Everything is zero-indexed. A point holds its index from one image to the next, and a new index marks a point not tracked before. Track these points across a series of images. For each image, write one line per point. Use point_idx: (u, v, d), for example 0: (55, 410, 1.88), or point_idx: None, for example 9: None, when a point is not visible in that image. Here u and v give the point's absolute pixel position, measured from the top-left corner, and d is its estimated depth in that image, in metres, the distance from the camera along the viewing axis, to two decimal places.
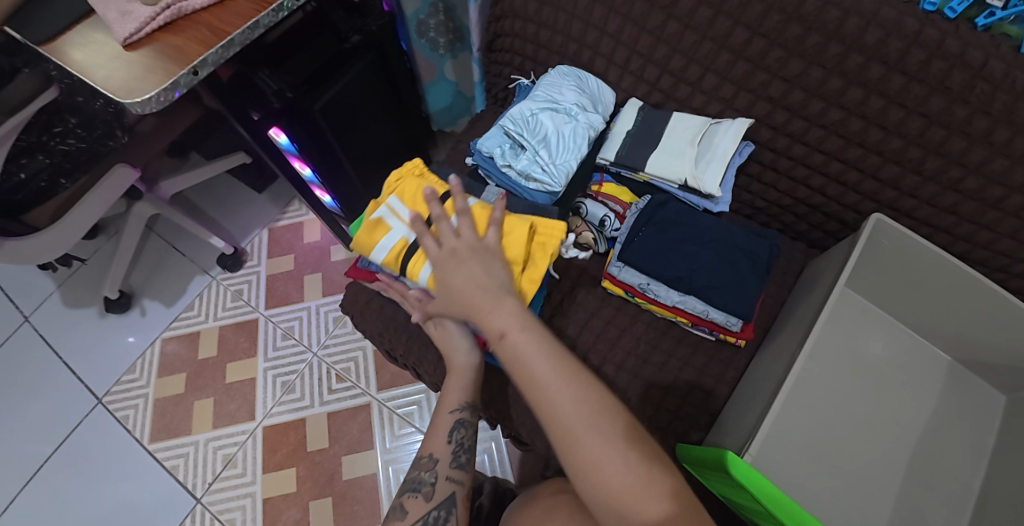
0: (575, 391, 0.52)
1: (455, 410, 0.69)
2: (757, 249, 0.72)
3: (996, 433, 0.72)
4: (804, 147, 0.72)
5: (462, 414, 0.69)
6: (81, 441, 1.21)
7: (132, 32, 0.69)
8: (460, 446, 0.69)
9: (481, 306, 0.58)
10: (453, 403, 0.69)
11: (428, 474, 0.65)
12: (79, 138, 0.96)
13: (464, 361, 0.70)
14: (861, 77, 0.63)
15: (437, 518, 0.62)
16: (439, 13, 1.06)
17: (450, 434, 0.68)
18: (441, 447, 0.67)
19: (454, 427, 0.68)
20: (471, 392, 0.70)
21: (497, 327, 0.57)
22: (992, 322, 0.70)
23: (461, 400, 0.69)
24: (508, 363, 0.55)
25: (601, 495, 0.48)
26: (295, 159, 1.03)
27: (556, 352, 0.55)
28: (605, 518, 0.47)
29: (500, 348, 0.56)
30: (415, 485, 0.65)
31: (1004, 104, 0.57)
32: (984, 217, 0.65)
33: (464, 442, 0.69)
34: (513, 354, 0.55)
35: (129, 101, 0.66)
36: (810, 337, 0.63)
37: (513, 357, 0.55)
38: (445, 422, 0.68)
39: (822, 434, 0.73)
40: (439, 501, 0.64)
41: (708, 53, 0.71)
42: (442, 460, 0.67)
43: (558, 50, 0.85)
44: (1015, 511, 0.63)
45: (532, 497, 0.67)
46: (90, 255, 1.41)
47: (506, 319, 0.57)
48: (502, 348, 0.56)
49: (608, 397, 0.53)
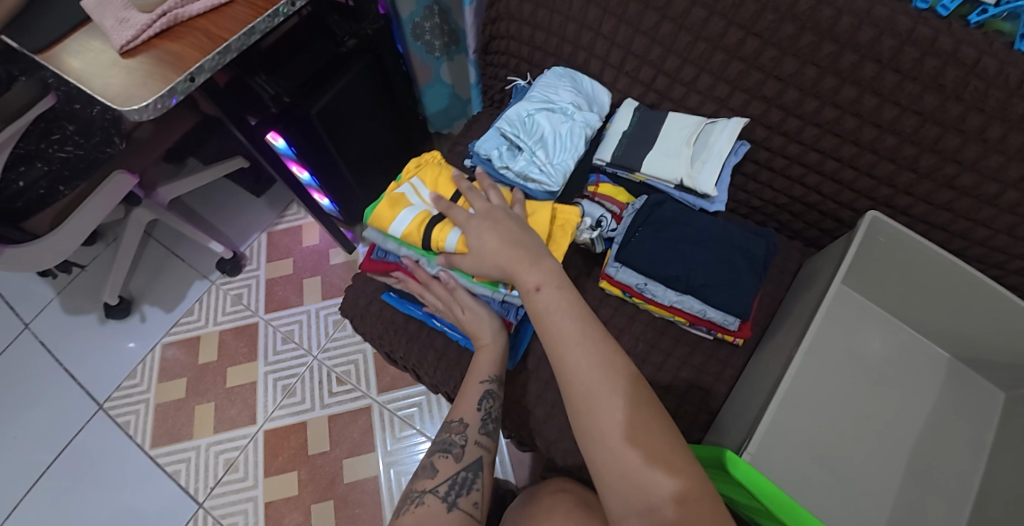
0: (599, 358, 0.55)
1: (484, 381, 0.69)
2: (754, 247, 0.73)
3: (995, 431, 0.72)
4: (799, 146, 0.72)
5: (491, 386, 0.69)
6: (83, 448, 1.21)
7: (129, 39, 0.70)
8: (489, 415, 0.68)
9: (517, 262, 0.61)
10: (482, 374, 0.69)
11: (458, 437, 0.66)
12: (77, 146, 0.96)
13: (493, 337, 0.70)
14: (855, 75, 0.63)
15: (465, 480, 0.63)
16: (434, 16, 1.04)
17: (479, 403, 0.68)
18: (471, 412, 0.67)
19: (484, 396, 0.68)
20: (499, 365, 0.70)
21: (533, 280, 0.60)
22: (992, 319, 0.70)
23: (492, 371, 0.69)
24: (536, 315, 0.59)
25: (606, 452, 0.51)
26: (294, 163, 1.05)
27: (586, 317, 0.58)
28: (605, 474, 0.51)
29: (531, 300, 0.60)
30: (446, 446, 0.66)
31: (997, 101, 0.57)
32: (980, 214, 0.65)
33: (492, 412, 0.68)
34: (544, 309, 0.59)
35: (127, 109, 0.66)
36: (807, 335, 0.63)
37: (544, 312, 0.59)
38: (474, 392, 0.68)
39: (821, 433, 0.73)
40: (467, 464, 0.64)
41: (703, 53, 0.72)
42: (471, 425, 0.67)
43: (553, 52, 0.86)
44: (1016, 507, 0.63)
45: (532, 497, 0.67)
46: (89, 262, 1.41)
47: (544, 275, 0.61)
48: (532, 299, 0.60)
49: (626, 363, 0.56)
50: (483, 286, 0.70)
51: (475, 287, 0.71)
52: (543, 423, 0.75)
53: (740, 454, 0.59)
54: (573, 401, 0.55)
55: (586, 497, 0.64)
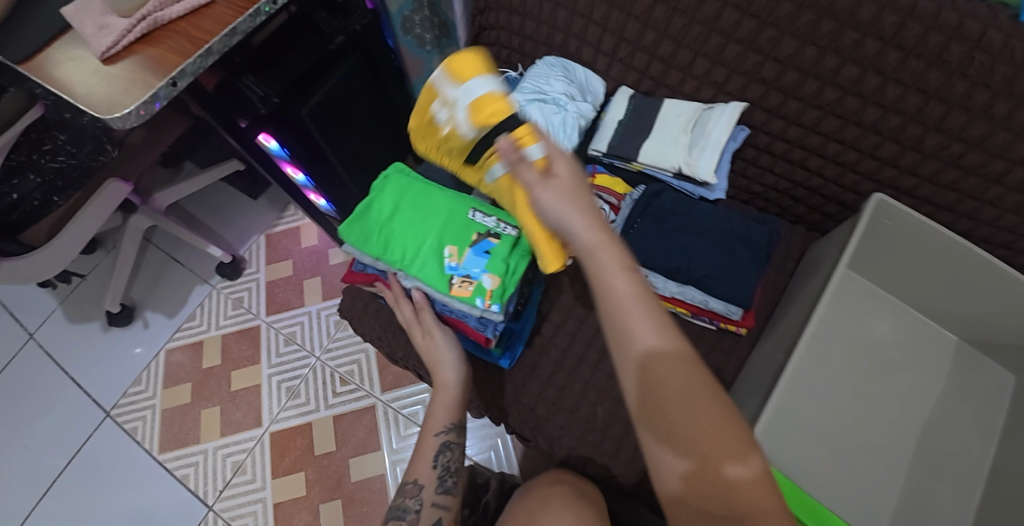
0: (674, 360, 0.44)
1: (439, 433, 0.69)
2: (756, 235, 0.71)
3: (1004, 415, 0.72)
4: (799, 129, 0.71)
5: (447, 437, 0.69)
6: (92, 455, 1.22)
7: (109, 46, 0.69)
8: (446, 470, 0.68)
9: (602, 238, 0.49)
10: (438, 426, 0.69)
11: (413, 502, 0.65)
12: (69, 155, 0.94)
13: (450, 377, 0.70)
14: (856, 53, 0.61)
15: None
16: (424, 9, 1.03)
17: (435, 459, 0.68)
18: (426, 472, 0.67)
19: (440, 450, 0.68)
20: (458, 410, 0.70)
21: (621, 261, 0.48)
22: (1006, 300, 0.68)
23: (449, 419, 0.69)
24: (609, 296, 0.46)
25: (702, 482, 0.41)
26: (286, 164, 1.00)
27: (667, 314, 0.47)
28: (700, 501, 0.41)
29: (605, 282, 0.47)
30: (400, 513, 0.65)
31: (1004, 76, 0.55)
32: (987, 193, 0.63)
33: (451, 464, 0.69)
34: (616, 290, 0.46)
35: (109, 117, 0.65)
36: (812, 320, 0.62)
37: (618, 295, 0.46)
38: (430, 446, 0.68)
39: (828, 422, 0.72)
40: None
41: (698, 37, 0.69)
42: (427, 486, 0.66)
43: (545, 41, 0.83)
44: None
45: (527, 489, 0.65)
46: (90, 270, 1.41)
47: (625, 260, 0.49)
48: (609, 281, 0.47)
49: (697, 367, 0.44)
50: (458, 301, 0.68)
51: (453, 302, 0.69)
52: (545, 420, 0.75)
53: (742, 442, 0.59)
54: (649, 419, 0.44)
55: (583, 486, 0.63)
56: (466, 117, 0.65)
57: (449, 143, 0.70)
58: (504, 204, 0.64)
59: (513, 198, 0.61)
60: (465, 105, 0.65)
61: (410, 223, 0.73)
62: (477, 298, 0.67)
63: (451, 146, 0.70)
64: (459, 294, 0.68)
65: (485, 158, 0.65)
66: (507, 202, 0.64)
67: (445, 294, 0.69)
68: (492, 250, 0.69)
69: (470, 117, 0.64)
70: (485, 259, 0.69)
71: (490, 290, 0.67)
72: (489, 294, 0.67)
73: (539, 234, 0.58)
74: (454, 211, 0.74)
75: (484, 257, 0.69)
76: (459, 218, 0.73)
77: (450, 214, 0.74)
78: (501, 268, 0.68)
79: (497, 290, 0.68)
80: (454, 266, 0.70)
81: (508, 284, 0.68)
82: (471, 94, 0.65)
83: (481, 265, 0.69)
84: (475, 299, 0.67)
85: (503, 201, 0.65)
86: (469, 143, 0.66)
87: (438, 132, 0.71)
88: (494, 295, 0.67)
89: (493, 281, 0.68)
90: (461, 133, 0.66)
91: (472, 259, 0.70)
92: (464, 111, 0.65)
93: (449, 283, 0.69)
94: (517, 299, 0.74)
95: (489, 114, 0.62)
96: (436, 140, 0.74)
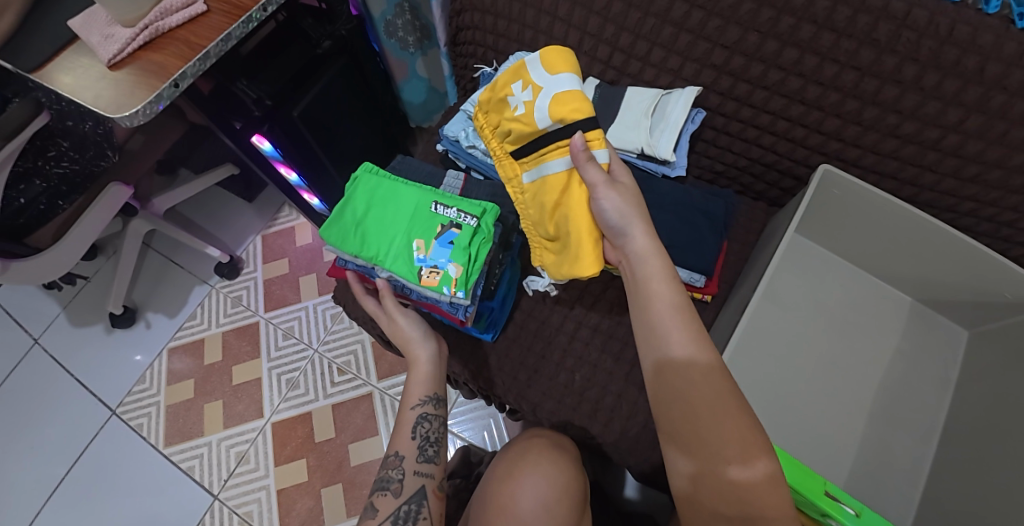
0: (694, 377, 0.56)
1: (416, 405, 0.71)
2: (714, 208, 0.78)
3: (958, 368, 0.79)
4: (751, 110, 0.77)
5: (426, 408, 0.71)
6: (100, 452, 1.26)
7: (115, 53, 0.74)
8: (426, 440, 0.70)
9: (653, 252, 0.63)
10: (414, 399, 0.71)
11: (395, 471, 0.67)
12: (72, 161, 0.98)
13: (420, 351, 0.73)
14: (794, 37, 0.67)
15: (407, 513, 0.64)
16: (405, 13, 1.09)
17: (415, 430, 0.70)
18: (406, 444, 0.69)
19: (418, 421, 0.71)
20: (436, 382, 0.73)
21: (665, 271, 0.62)
22: (949, 260, 0.74)
23: (426, 391, 0.72)
24: (647, 300, 0.61)
25: (718, 483, 0.52)
26: (281, 165, 1.07)
27: (698, 323, 0.60)
28: (720, 498, 0.52)
29: (648, 286, 0.62)
30: (384, 483, 0.67)
31: (930, 50, 0.62)
32: (926, 159, 0.70)
33: (431, 435, 0.71)
34: (654, 296, 0.61)
35: (119, 115, 0.71)
36: (763, 280, 0.69)
37: (652, 301, 0.61)
38: (408, 419, 0.70)
39: (789, 379, 0.79)
40: (408, 496, 0.65)
41: (653, 29, 0.76)
42: (408, 456, 0.68)
43: (516, 38, 0.89)
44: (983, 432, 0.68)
45: (511, 445, 0.74)
46: (92, 275, 1.45)
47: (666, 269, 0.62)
48: (652, 286, 0.62)
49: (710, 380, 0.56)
50: (429, 289, 0.71)
51: (424, 290, 0.72)
52: (528, 387, 0.81)
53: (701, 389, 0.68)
54: (676, 426, 0.56)
55: (558, 438, 0.73)
56: (547, 107, 0.69)
57: (512, 126, 0.74)
58: (546, 200, 0.70)
59: (563, 196, 0.69)
60: (549, 96, 0.70)
61: (381, 219, 0.75)
62: (443, 287, 0.70)
63: (514, 128, 0.74)
64: (427, 284, 0.70)
65: (547, 150, 0.71)
66: (547, 200, 0.70)
67: (416, 284, 0.71)
68: (455, 241, 0.71)
69: (551, 108, 0.69)
70: (449, 250, 0.71)
71: (455, 278, 0.70)
72: (454, 281, 0.70)
73: (583, 233, 0.66)
74: (419, 204, 0.75)
75: (448, 248, 0.71)
76: (424, 211, 0.74)
77: (415, 208, 0.75)
78: (464, 258, 0.71)
79: (462, 277, 0.70)
80: (422, 258, 0.71)
81: (472, 271, 0.71)
82: (557, 86, 0.69)
83: (446, 255, 0.71)
84: (441, 287, 0.70)
85: (545, 197, 0.71)
86: (538, 131, 0.71)
87: (506, 110, 0.75)
88: (458, 282, 0.70)
89: (457, 270, 0.70)
90: (535, 118, 0.71)
91: (439, 251, 0.72)
92: (547, 101, 0.70)
93: (418, 274, 0.71)
94: (488, 280, 0.78)
95: (570, 111, 0.67)
96: (498, 117, 0.78)
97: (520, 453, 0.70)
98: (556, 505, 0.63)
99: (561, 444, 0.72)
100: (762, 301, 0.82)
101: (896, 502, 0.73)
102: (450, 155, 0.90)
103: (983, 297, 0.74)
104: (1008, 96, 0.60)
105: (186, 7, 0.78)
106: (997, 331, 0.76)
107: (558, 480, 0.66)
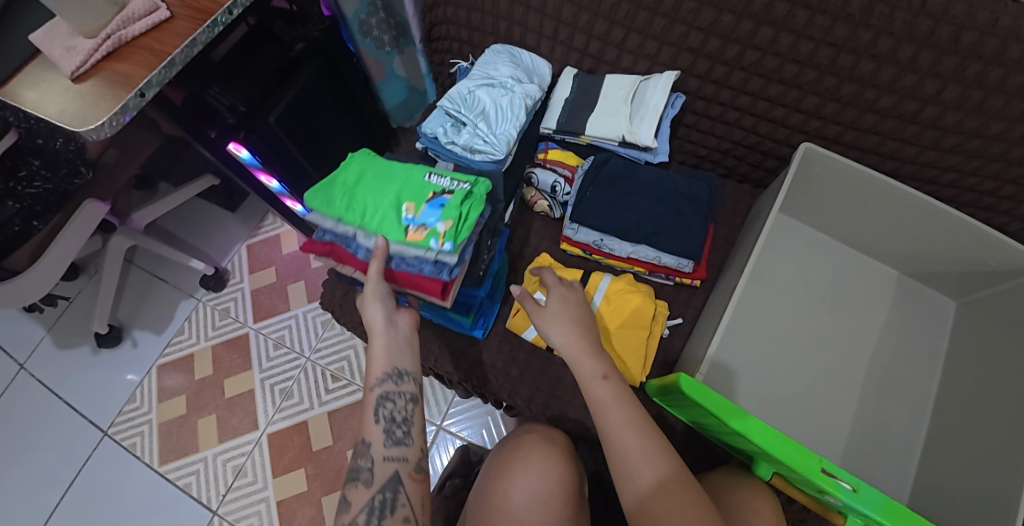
0: (640, 436, 0.57)
1: (375, 385, 0.63)
2: (697, 192, 0.80)
3: (948, 338, 0.80)
4: (730, 92, 0.77)
5: (386, 387, 0.63)
6: (94, 475, 1.24)
7: (78, 65, 0.72)
8: (392, 422, 0.62)
9: (581, 349, 0.64)
10: (374, 377, 0.63)
11: (364, 459, 0.60)
12: (45, 180, 0.91)
13: (374, 318, 0.64)
14: (768, 16, 0.67)
15: (384, 501, 0.57)
16: (379, 11, 1.09)
17: (377, 413, 0.62)
18: (372, 430, 0.61)
19: (380, 403, 0.62)
20: (397, 355, 0.64)
21: (598, 369, 0.62)
22: (933, 233, 0.75)
23: (385, 367, 0.64)
24: (596, 404, 0.60)
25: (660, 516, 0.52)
26: (261, 173, 1.04)
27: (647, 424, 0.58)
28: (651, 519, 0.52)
29: (593, 387, 0.61)
30: (353, 474, 0.59)
31: (904, 22, 0.61)
32: (906, 132, 0.70)
33: (397, 415, 0.62)
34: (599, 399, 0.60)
35: (83, 129, 0.69)
36: (751, 259, 0.69)
37: (603, 402, 0.59)
38: (370, 401, 0.62)
39: (781, 359, 0.79)
40: (382, 484, 0.58)
41: (628, 14, 0.75)
42: (375, 443, 0.60)
43: (491, 31, 0.88)
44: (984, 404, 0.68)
45: (501, 442, 0.75)
46: (75, 294, 1.42)
47: (605, 365, 0.62)
48: (594, 386, 0.61)
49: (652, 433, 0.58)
50: (414, 247, 0.67)
51: (408, 248, 0.67)
52: (519, 382, 0.80)
53: (693, 375, 0.67)
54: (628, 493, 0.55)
55: (552, 433, 0.72)
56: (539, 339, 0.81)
57: None
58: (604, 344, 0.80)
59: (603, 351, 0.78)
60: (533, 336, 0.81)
61: (371, 188, 0.72)
62: (430, 240, 0.66)
63: None
64: (414, 239, 0.67)
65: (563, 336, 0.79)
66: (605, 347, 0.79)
67: (401, 242, 0.67)
68: (446, 201, 0.68)
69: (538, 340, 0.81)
70: (439, 209, 0.68)
71: (443, 231, 0.66)
72: (442, 235, 0.66)
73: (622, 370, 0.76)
74: (411, 174, 0.73)
75: (439, 208, 0.68)
76: (416, 181, 0.72)
77: (408, 178, 0.73)
78: (454, 213, 0.67)
79: (451, 232, 0.66)
80: (410, 218, 0.68)
81: (462, 228, 0.68)
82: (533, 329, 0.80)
83: (436, 215, 0.67)
84: (428, 241, 0.66)
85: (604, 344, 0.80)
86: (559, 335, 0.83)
87: None
88: (446, 236, 0.66)
89: (446, 225, 0.67)
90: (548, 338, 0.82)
91: (428, 212, 0.68)
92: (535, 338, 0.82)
93: (404, 231, 0.67)
94: (475, 264, 0.75)
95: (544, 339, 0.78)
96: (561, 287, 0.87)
97: (512, 449, 0.70)
98: (549, 497, 0.63)
99: (552, 439, 0.72)
100: (749, 282, 0.82)
101: (894, 476, 0.73)
102: (430, 154, 0.86)
103: (970, 266, 0.75)
104: (983, 65, 0.61)
105: (148, 14, 0.76)
106: (983, 300, 0.77)
107: (555, 474, 0.65)
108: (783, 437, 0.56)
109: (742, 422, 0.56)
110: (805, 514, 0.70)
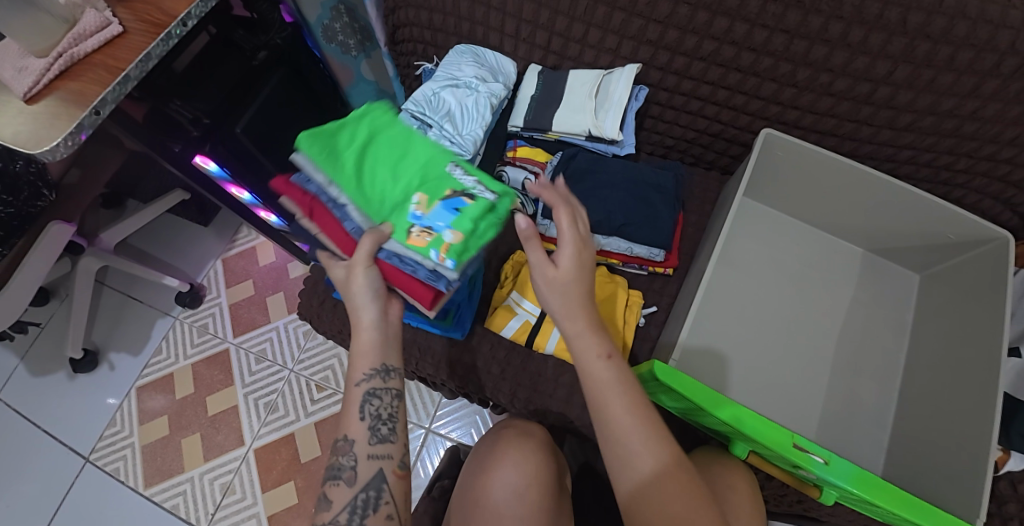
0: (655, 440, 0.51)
1: (361, 381, 0.60)
2: (664, 181, 0.82)
3: (914, 309, 0.82)
4: (692, 82, 0.78)
5: (373, 383, 0.60)
6: (77, 504, 1.21)
7: (30, 86, 0.71)
8: (378, 419, 0.59)
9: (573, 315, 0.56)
10: (359, 373, 0.60)
11: (346, 458, 0.58)
12: (6, 205, 0.87)
13: (365, 313, 0.61)
14: (722, 6, 0.68)
15: (367, 501, 0.56)
16: (342, 15, 1.08)
17: (363, 409, 0.59)
18: (355, 426, 0.59)
19: (366, 399, 0.59)
20: (385, 350, 0.61)
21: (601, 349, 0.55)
22: (894, 209, 0.77)
23: (372, 363, 0.60)
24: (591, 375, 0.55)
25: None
26: (231, 186, 1.02)
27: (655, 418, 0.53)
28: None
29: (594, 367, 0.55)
30: (336, 472, 0.57)
31: (853, 6, 0.63)
32: (861, 113, 0.72)
33: (383, 411, 0.60)
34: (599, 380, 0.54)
35: (38, 151, 0.68)
36: (718, 244, 0.72)
37: (600, 382, 0.54)
38: (354, 397, 0.59)
39: (755, 340, 0.81)
40: (365, 483, 0.56)
41: (587, 10, 0.76)
42: (359, 440, 0.58)
43: (454, 32, 0.88)
44: (951, 372, 0.71)
45: (477, 443, 0.75)
46: (46, 320, 1.39)
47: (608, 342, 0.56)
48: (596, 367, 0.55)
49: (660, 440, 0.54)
50: (411, 250, 0.61)
51: (407, 249, 0.62)
52: (500, 379, 0.81)
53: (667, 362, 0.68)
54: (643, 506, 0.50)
55: (526, 427, 0.73)
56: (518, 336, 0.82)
57: None
58: None
59: None
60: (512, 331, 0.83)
61: (382, 160, 0.65)
62: (431, 250, 0.60)
63: None
64: (414, 243, 0.61)
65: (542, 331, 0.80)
66: None
67: (401, 243, 0.62)
68: (462, 209, 0.61)
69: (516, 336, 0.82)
70: (452, 216, 0.62)
71: (449, 244, 0.60)
72: (446, 248, 0.60)
73: None
74: (430, 160, 0.66)
75: (451, 214, 0.62)
76: (434, 171, 0.65)
77: (425, 163, 0.66)
78: (467, 227, 0.60)
79: (457, 246, 0.60)
80: (417, 215, 0.62)
81: (471, 245, 0.62)
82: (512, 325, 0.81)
83: (445, 220, 0.62)
84: (429, 250, 0.60)
85: None
86: None
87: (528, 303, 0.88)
88: (450, 250, 0.60)
89: (454, 237, 0.60)
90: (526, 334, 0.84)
91: (439, 214, 0.62)
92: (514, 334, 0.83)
93: (407, 232, 0.62)
94: None
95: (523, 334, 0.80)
96: None
97: (491, 448, 0.70)
98: (527, 490, 0.64)
99: (529, 431, 0.72)
100: (717, 266, 0.84)
101: (869, 447, 0.75)
102: None
103: (931, 239, 0.78)
104: (932, 44, 0.63)
105: (101, 29, 0.75)
106: (944, 272, 0.80)
107: (539, 476, 0.65)
108: (760, 418, 0.58)
109: (726, 410, 0.57)
110: (786, 490, 0.72)
